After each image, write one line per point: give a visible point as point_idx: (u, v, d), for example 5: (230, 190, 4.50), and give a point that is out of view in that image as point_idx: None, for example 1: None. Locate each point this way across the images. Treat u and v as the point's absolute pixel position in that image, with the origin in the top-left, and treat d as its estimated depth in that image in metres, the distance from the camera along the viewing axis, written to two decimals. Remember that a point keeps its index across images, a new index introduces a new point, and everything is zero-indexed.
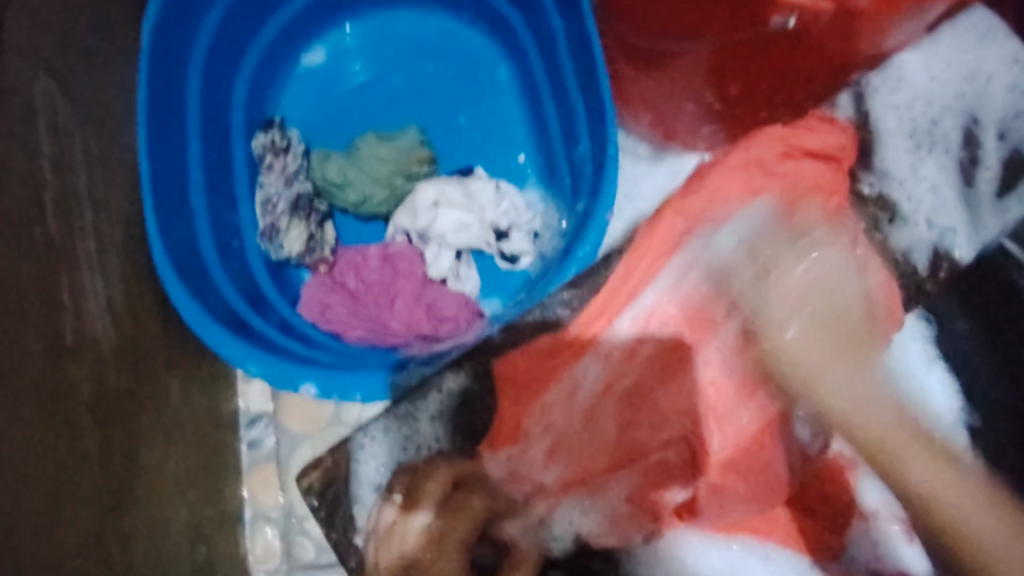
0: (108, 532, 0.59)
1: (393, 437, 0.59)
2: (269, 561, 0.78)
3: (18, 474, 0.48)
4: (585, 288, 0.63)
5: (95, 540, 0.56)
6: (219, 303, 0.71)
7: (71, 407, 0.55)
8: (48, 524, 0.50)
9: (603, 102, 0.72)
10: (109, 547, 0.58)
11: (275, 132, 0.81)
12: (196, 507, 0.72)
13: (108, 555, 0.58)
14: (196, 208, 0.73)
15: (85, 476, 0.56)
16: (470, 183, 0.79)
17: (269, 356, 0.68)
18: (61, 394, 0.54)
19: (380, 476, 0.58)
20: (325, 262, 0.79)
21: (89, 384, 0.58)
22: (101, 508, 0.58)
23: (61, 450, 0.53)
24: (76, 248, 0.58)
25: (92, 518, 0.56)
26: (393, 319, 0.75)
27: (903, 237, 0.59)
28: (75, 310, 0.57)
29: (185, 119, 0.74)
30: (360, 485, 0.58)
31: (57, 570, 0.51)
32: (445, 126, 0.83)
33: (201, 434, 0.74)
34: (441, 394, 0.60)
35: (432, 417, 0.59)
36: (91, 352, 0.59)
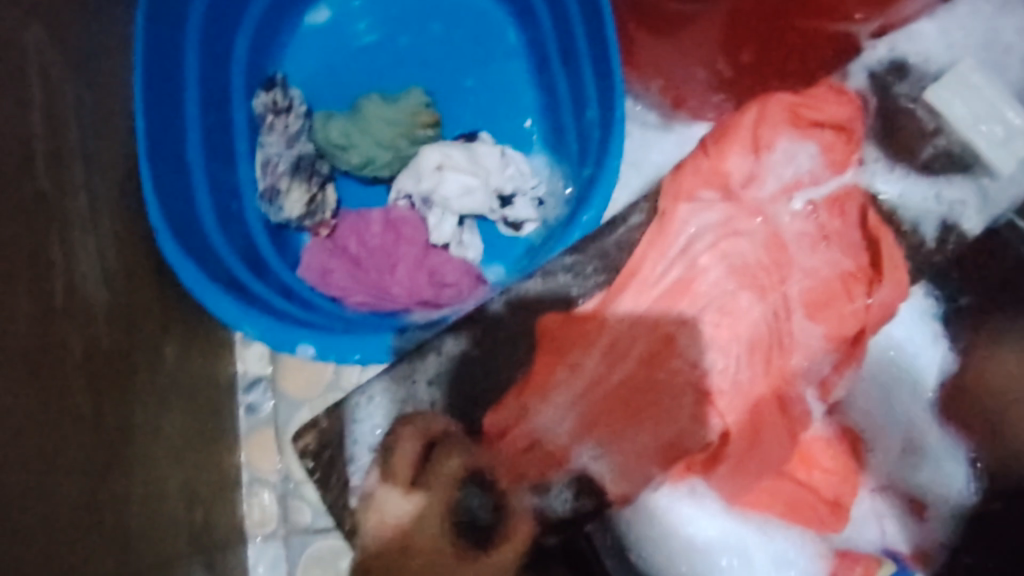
0: (102, 496, 0.58)
1: (391, 398, 0.60)
2: (267, 525, 0.78)
3: (11, 435, 0.47)
4: (588, 254, 0.62)
5: (89, 503, 0.56)
6: (216, 264, 0.70)
7: (63, 368, 0.54)
8: (39, 486, 0.50)
9: (613, 68, 0.71)
10: (102, 513, 0.57)
11: (277, 91, 0.79)
12: (192, 472, 0.71)
13: (102, 518, 0.58)
14: (194, 168, 0.72)
15: (78, 439, 0.55)
16: (475, 147, 0.78)
17: (266, 318, 0.68)
18: (53, 355, 0.53)
19: (376, 437, 0.59)
20: (325, 226, 0.77)
21: (82, 345, 0.57)
22: (94, 471, 0.57)
23: (55, 413, 0.52)
24: (69, 206, 0.57)
25: (86, 482, 0.56)
26: (395, 285, 0.75)
27: (913, 206, 0.59)
28: (69, 270, 0.56)
29: (183, 77, 0.72)
30: (358, 447, 0.59)
31: (48, 531, 0.50)
32: (450, 89, 0.82)
33: (197, 399, 0.73)
34: (441, 356, 0.60)
35: (430, 381, 0.60)
36: (85, 313, 0.58)
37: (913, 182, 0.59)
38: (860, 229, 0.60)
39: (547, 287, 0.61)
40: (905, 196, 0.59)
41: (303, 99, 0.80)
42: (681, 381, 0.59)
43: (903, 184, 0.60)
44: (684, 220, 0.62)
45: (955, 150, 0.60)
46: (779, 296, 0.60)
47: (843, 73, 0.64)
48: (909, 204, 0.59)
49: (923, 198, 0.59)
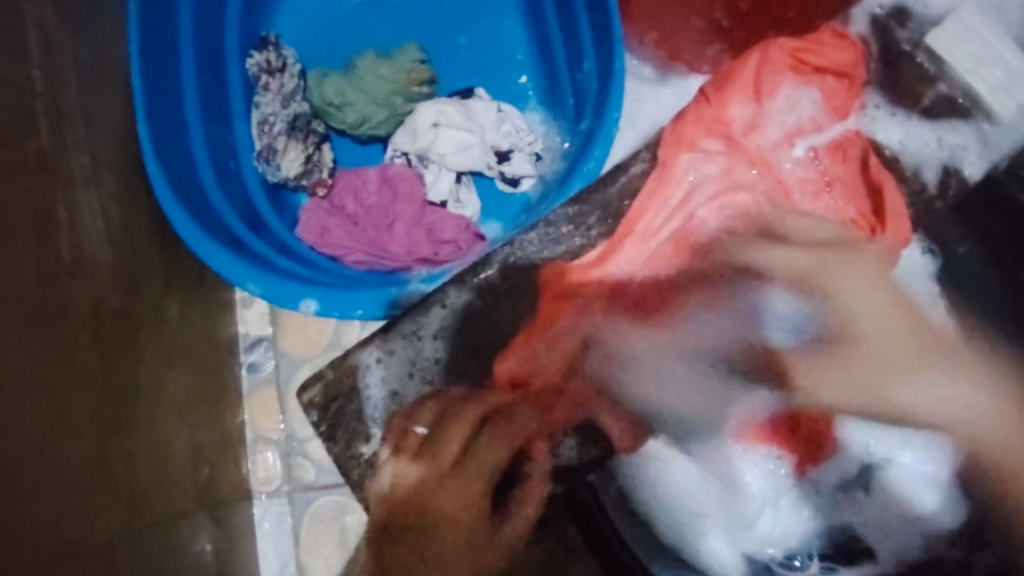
0: (107, 448, 0.58)
1: (398, 355, 0.60)
2: (270, 483, 0.78)
3: (19, 386, 0.47)
4: (591, 204, 0.64)
5: (97, 457, 0.57)
6: (215, 220, 0.70)
7: (69, 324, 0.54)
8: (45, 439, 0.50)
9: (610, 19, 0.71)
10: (107, 463, 0.58)
11: (270, 51, 0.78)
12: (196, 429, 0.72)
13: (109, 472, 0.58)
14: (190, 125, 0.71)
15: (85, 392, 0.56)
16: (471, 104, 0.78)
17: (267, 275, 0.67)
18: (62, 310, 0.54)
19: (383, 393, 0.59)
20: (322, 185, 0.77)
21: (89, 299, 0.58)
22: (99, 425, 0.57)
23: (62, 366, 0.53)
24: (70, 162, 0.56)
25: (93, 437, 0.56)
26: (393, 243, 0.75)
27: (914, 147, 0.63)
28: (71, 226, 0.56)
29: (178, 35, 0.72)
30: (364, 401, 0.60)
31: (58, 482, 0.51)
32: (445, 45, 0.81)
33: (200, 359, 0.73)
34: (445, 308, 0.61)
35: (434, 335, 0.60)
36: (88, 269, 0.58)
37: (914, 127, 0.63)
38: (861, 175, 0.64)
39: (550, 235, 0.63)
40: (906, 140, 0.63)
41: (297, 58, 0.80)
42: (688, 329, 0.61)
43: (903, 129, 0.64)
44: (685, 169, 0.64)
45: (957, 96, 0.63)
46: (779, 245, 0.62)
47: (844, 19, 0.67)
48: (910, 145, 0.63)
49: (924, 140, 0.63)
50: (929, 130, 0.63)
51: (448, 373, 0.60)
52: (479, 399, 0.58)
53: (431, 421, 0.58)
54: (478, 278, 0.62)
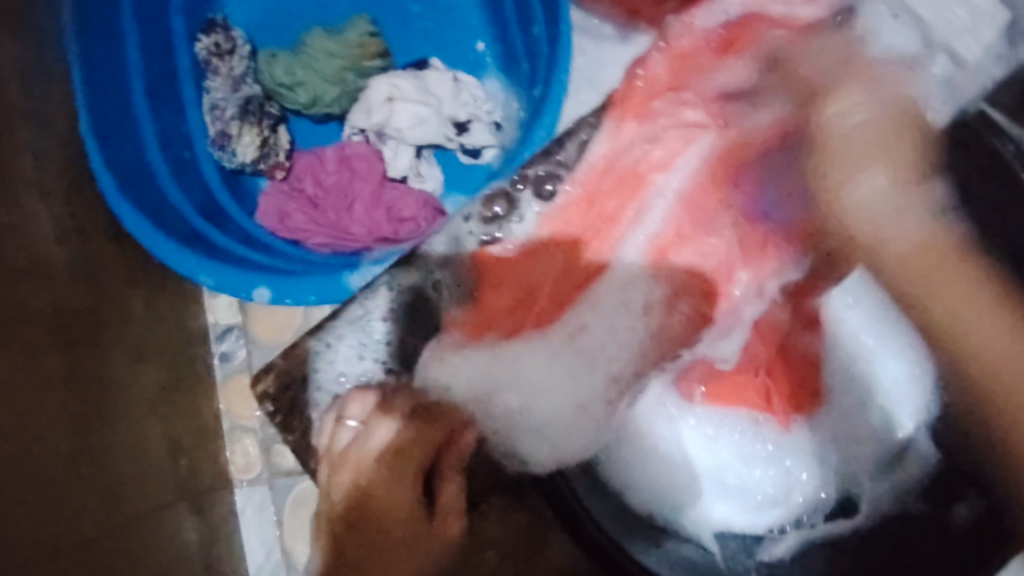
0: (78, 449, 0.58)
1: (350, 339, 0.59)
2: (251, 469, 0.79)
3: None
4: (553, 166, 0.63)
5: (66, 459, 0.56)
6: (176, 219, 0.70)
7: (22, 327, 0.54)
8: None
9: None
10: (80, 463, 0.58)
11: (218, 33, 0.76)
12: (171, 422, 0.71)
13: (80, 474, 0.58)
14: (140, 117, 0.70)
15: (47, 396, 0.56)
16: (426, 75, 0.76)
17: (221, 266, 0.67)
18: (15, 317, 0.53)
19: (339, 381, 0.59)
20: (281, 168, 0.77)
21: (42, 300, 0.57)
22: (68, 426, 0.57)
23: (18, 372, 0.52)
24: (10, 164, 0.55)
25: (59, 440, 0.56)
26: (354, 224, 0.75)
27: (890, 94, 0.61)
28: (17, 229, 0.55)
29: (117, 25, 0.69)
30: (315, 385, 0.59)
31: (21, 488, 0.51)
32: (397, 15, 0.79)
33: (171, 351, 0.73)
34: (394, 293, 0.60)
35: (384, 318, 0.60)
36: (39, 271, 0.57)
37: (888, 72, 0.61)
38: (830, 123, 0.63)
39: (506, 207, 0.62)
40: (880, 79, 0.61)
41: (247, 39, 0.78)
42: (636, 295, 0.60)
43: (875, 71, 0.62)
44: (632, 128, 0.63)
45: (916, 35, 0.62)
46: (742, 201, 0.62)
47: None
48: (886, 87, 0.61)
49: (893, 83, 0.61)
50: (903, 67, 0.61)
51: (400, 359, 0.59)
52: (410, 391, 0.58)
53: (364, 411, 0.57)
54: (426, 259, 0.61)
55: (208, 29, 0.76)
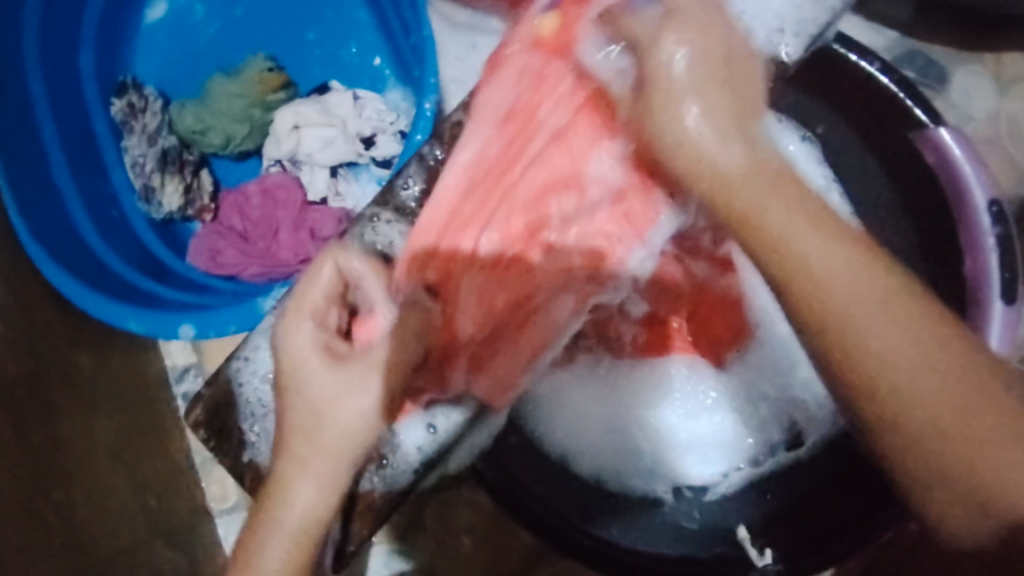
0: (42, 501, 0.62)
1: (268, 346, 0.60)
2: (227, 498, 0.83)
3: None
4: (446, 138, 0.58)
5: (29, 513, 0.60)
6: (117, 283, 0.74)
7: None
8: None
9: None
10: (42, 515, 0.62)
11: (131, 94, 0.81)
12: (134, 465, 0.75)
13: (45, 523, 0.62)
14: (63, 187, 0.75)
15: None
16: (327, 98, 0.79)
17: (145, 311, 0.71)
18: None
19: (262, 387, 0.59)
20: (208, 211, 0.81)
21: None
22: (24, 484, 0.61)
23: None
24: None
25: (20, 495, 0.60)
26: (280, 250, 0.77)
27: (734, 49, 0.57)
28: None
29: (32, 103, 0.73)
30: (239, 398, 0.60)
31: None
32: (296, 44, 0.83)
33: (126, 400, 0.77)
34: None
35: None
36: None
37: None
38: None
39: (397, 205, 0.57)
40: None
41: (159, 93, 0.82)
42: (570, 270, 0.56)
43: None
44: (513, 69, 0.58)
45: None
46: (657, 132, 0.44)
47: None
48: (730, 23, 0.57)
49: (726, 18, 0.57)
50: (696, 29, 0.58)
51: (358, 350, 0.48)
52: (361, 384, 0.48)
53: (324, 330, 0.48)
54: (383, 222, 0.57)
55: (121, 91, 0.81)
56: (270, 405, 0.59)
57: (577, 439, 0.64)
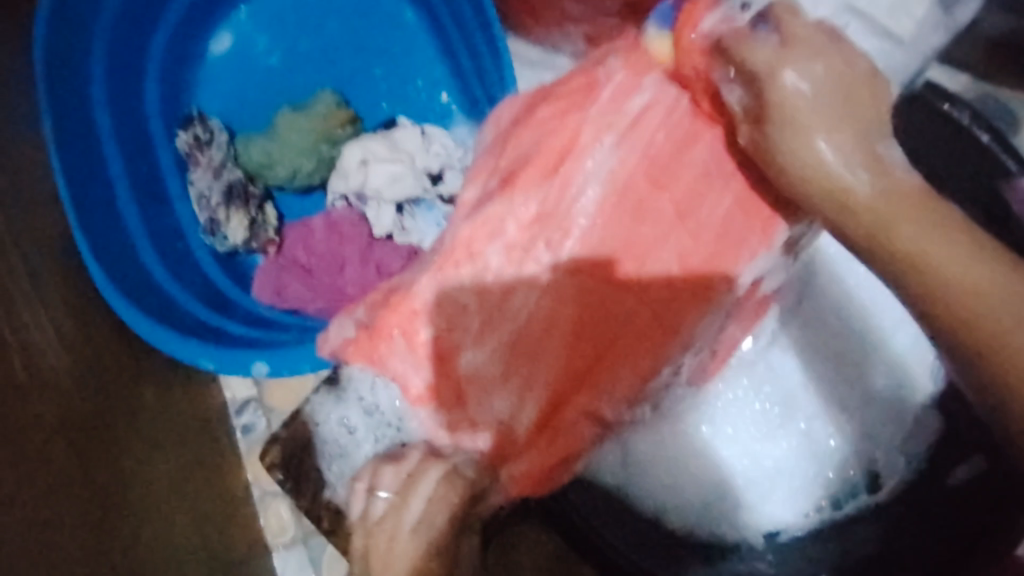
0: (112, 545, 0.61)
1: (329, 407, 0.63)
2: (285, 532, 0.83)
3: (16, 513, 0.51)
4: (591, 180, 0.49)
5: (98, 560, 0.59)
6: (183, 317, 0.73)
7: (37, 438, 0.56)
8: (41, 544, 0.53)
9: (494, 36, 0.75)
10: (113, 558, 0.61)
11: (196, 126, 0.80)
12: (196, 502, 0.73)
13: (115, 567, 0.60)
14: (129, 219, 0.74)
15: (69, 504, 0.58)
16: (394, 134, 0.79)
17: (217, 348, 0.70)
18: (22, 426, 0.55)
19: (342, 426, 0.64)
20: (272, 244, 0.80)
21: (54, 410, 0.60)
22: (94, 521, 0.60)
23: (32, 482, 0.54)
24: (10, 291, 0.58)
25: (87, 550, 0.58)
26: (348, 285, 0.77)
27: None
28: (23, 350, 0.58)
29: (99, 133, 0.74)
30: (318, 439, 0.64)
31: None
32: (363, 78, 0.83)
33: (188, 436, 0.76)
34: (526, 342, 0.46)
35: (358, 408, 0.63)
36: (49, 384, 0.60)
37: None
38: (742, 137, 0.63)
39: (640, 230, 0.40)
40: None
41: (224, 125, 0.82)
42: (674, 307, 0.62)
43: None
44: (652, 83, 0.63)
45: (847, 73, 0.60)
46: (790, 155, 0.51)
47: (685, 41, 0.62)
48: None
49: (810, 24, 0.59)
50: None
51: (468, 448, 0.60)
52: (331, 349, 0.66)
53: (397, 481, 0.57)
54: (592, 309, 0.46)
55: (186, 124, 0.81)
56: (346, 448, 0.64)
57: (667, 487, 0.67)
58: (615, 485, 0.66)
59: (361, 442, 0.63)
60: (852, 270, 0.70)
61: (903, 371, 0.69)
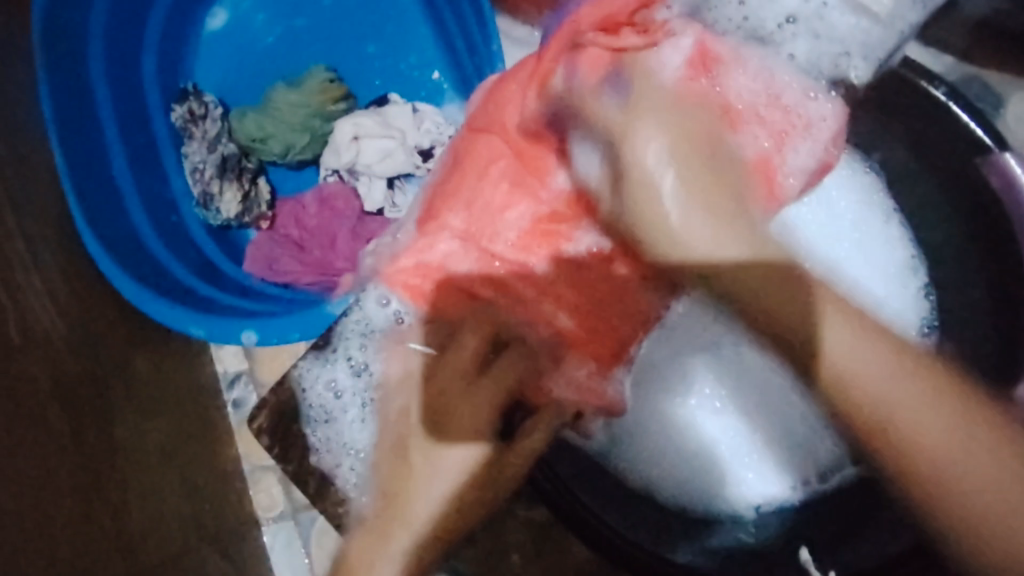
0: (99, 505, 0.63)
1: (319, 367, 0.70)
2: (275, 507, 0.84)
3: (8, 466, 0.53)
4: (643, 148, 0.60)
5: (84, 518, 0.60)
6: (175, 286, 0.74)
7: (30, 394, 0.57)
8: (34, 496, 0.55)
9: (484, 11, 0.76)
10: (99, 520, 0.62)
11: (192, 101, 0.82)
12: (186, 471, 0.74)
13: (101, 527, 0.62)
14: (124, 189, 0.75)
15: (59, 461, 0.59)
16: (386, 111, 0.80)
17: (209, 317, 0.72)
18: (15, 386, 0.56)
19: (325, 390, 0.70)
20: (265, 219, 0.81)
21: (48, 372, 0.61)
22: (83, 477, 0.61)
23: (23, 442, 0.55)
24: (8, 251, 0.60)
25: (75, 503, 0.59)
26: (338, 258, 0.78)
27: (781, 72, 0.61)
28: (17, 309, 0.59)
29: (96, 106, 0.75)
30: (304, 406, 0.69)
31: (51, 540, 0.55)
32: (356, 55, 0.85)
33: (180, 405, 0.77)
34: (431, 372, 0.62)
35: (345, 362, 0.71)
36: (42, 343, 0.61)
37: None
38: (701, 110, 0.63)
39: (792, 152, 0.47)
40: (754, 26, 0.61)
41: (219, 100, 0.83)
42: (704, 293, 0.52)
43: None
44: None
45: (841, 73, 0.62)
46: (664, 249, 0.46)
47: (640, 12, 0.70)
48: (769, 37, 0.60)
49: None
50: (739, 16, 0.61)
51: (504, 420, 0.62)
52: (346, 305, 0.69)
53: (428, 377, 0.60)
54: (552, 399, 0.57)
55: (182, 99, 0.82)
56: (332, 413, 0.69)
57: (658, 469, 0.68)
58: (606, 448, 0.67)
59: (347, 405, 0.70)
60: (850, 234, 0.72)
61: (906, 325, 0.70)
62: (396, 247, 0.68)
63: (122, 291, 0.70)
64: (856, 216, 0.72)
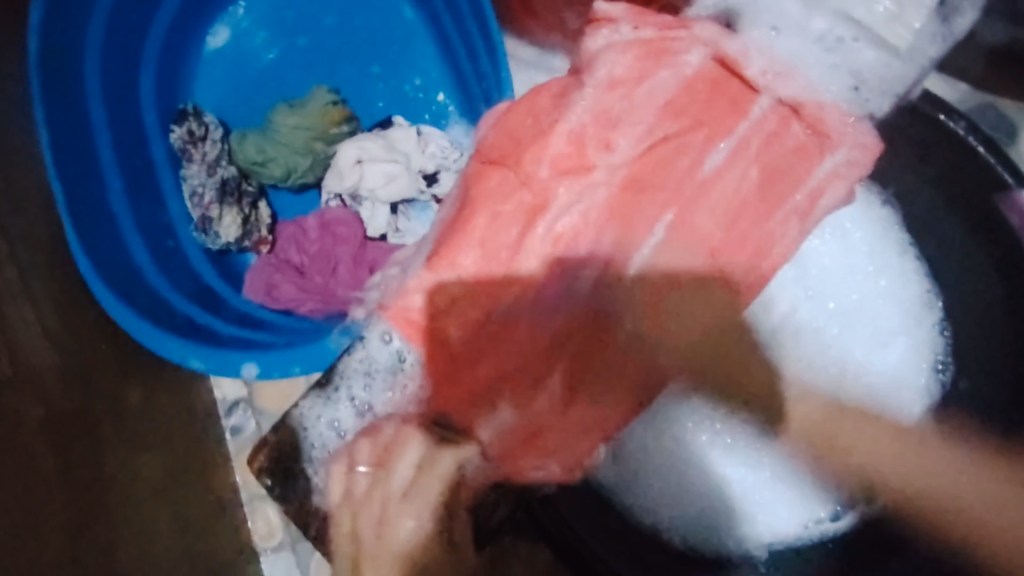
0: (92, 547, 0.60)
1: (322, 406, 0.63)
2: (273, 537, 0.83)
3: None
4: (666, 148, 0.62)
5: (77, 563, 0.58)
6: (171, 313, 0.72)
7: (21, 437, 0.55)
8: (23, 545, 0.52)
9: (491, 34, 0.74)
10: (92, 564, 0.59)
11: (190, 121, 0.79)
12: (179, 505, 0.72)
13: (94, 572, 0.59)
14: (119, 214, 0.73)
15: (49, 505, 0.57)
16: (390, 134, 0.78)
17: (207, 348, 0.69)
18: (4, 429, 0.54)
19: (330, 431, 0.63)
20: (265, 243, 0.79)
21: (37, 408, 0.58)
22: (75, 519, 0.59)
23: (8, 486, 0.52)
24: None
25: (67, 548, 0.57)
26: (338, 286, 0.75)
27: None
28: (8, 348, 0.57)
29: (91, 127, 0.72)
30: (305, 444, 0.63)
31: None
32: (360, 76, 0.83)
33: (173, 435, 0.75)
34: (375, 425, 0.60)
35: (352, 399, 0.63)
36: (33, 382, 0.59)
37: None
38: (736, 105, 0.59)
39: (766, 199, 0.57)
40: None
41: (219, 121, 0.81)
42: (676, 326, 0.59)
43: None
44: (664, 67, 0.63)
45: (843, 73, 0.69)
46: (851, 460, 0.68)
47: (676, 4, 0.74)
48: (780, 58, 0.61)
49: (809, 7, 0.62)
50: None
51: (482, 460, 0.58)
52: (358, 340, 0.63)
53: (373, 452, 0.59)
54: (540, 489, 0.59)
55: (180, 119, 0.80)
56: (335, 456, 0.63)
57: (668, 503, 0.67)
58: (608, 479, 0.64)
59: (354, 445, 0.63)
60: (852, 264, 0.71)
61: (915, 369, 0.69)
62: (400, 280, 0.65)
63: (118, 321, 0.68)
64: (871, 245, 0.70)
